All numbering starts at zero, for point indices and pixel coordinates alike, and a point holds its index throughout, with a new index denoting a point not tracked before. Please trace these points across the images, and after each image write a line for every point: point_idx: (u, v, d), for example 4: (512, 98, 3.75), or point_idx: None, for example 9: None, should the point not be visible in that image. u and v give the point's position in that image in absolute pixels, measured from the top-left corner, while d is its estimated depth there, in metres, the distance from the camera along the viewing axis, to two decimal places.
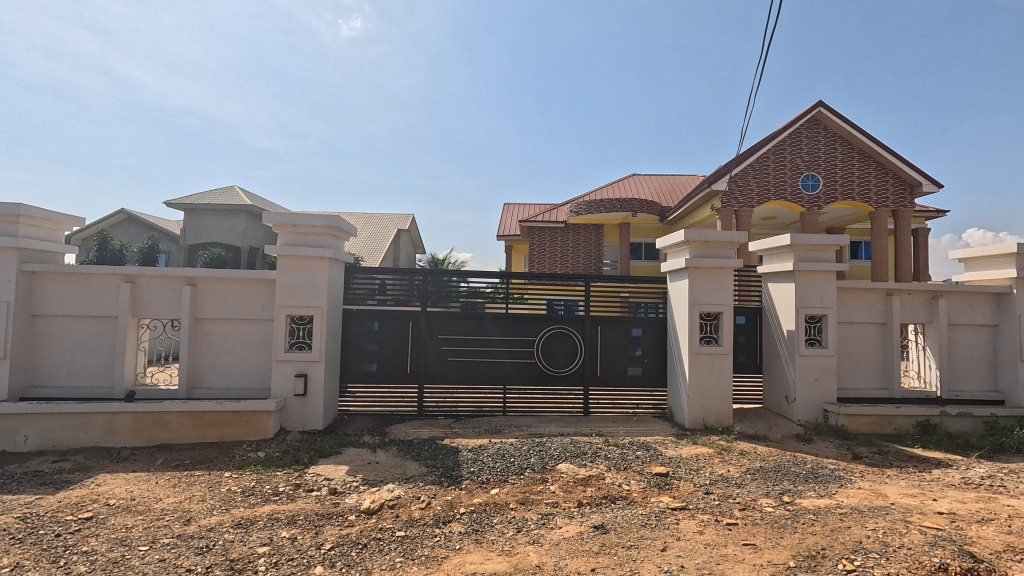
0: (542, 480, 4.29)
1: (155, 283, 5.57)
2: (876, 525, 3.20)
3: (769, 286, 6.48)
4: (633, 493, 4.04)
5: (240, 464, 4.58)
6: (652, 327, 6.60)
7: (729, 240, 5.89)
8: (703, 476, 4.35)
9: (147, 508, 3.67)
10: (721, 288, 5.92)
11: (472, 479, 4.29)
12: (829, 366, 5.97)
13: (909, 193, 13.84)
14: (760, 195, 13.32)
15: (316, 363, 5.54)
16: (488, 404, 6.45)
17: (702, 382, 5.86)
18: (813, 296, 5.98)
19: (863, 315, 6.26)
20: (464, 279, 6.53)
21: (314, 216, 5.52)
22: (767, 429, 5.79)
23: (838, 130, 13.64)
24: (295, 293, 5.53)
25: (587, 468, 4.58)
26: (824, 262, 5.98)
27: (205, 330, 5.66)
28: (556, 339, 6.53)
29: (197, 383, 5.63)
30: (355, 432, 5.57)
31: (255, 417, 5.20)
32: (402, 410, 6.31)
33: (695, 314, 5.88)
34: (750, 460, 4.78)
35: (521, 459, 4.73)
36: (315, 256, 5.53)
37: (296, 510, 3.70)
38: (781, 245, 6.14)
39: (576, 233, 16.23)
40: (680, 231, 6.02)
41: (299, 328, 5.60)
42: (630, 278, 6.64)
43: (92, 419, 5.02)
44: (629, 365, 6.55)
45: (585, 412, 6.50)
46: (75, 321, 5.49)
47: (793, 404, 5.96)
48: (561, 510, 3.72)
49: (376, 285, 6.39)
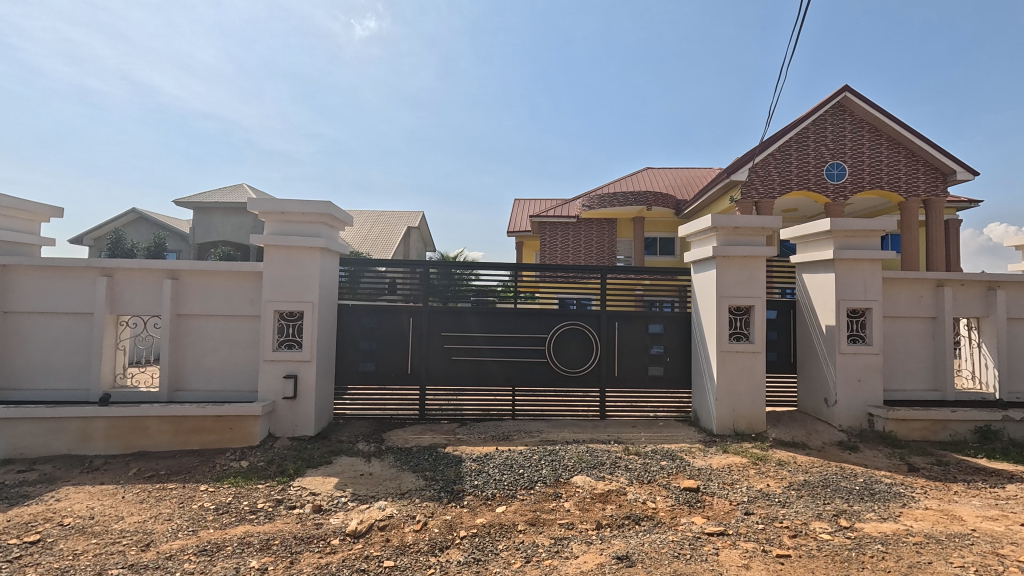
0: (555, 496, 3.78)
1: (135, 276, 5.14)
2: (963, 561, 2.62)
3: (804, 277, 5.89)
4: (660, 513, 3.51)
5: (219, 476, 4.12)
6: (675, 322, 6.03)
7: (762, 226, 5.32)
8: (739, 493, 3.79)
9: (103, 530, 3.24)
10: (753, 279, 5.34)
11: (476, 495, 3.78)
12: (873, 366, 5.37)
13: (941, 181, 13.06)
14: (782, 186, 12.65)
15: (307, 363, 5.07)
16: (495, 406, 5.94)
17: (732, 383, 5.28)
18: (855, 289, 5.38)
19: (911, 309, 5.64)
20: (469, 272, 6.02)
21: (304, 202, 5.04)
22: (806, 435, 5.20)
23: (865, 116, 12.92)
24: (283, 287, 5.06)
25: (606, 482, 4.04)
26: (867, 250, 5.38)
27: (188, 328, 5.22)
28: (568, 337, 6.00)
29: (181, 384, 5.20)
30: (349, 438, 5.08)
31: (240, 423, 4.74)
32: (403, 413, 5.83)
33: (723, 308, 5.30)
34: (792, 473, 4.20)
35: (531, 471, 4.21)
36: (305, 247, 5.05)
37: (272, 533, 3.22)
38: (819, 232, 5.54)
39: (588, 228, 15.63)
40: (706, 216, 5.45)
41: (289, 325, 5.15)
42: (649, 270, 6.09)
43: (65, 425, 4.60)
44: (650, 364, 5.99)
45: (602, 416, 5.96)
46: (51, 319, 5.08)
47: (834, 407, 5.37)
48: (577, 535, 3.20)
49: (376, 280, 5.93)
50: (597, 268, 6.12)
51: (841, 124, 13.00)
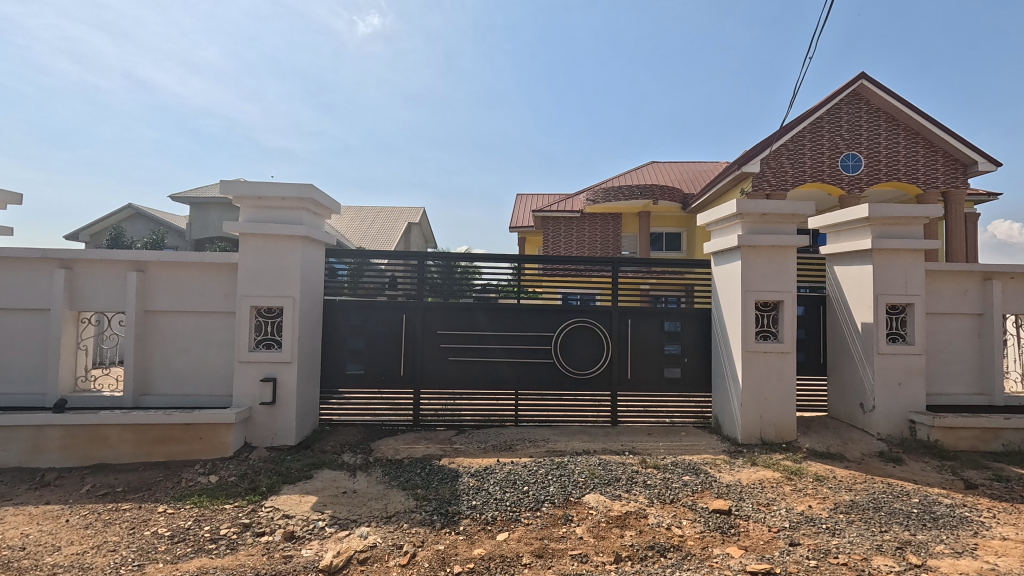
0: (564, 520, 3.26)
1: (96, 269, 4.63)
2: None
3: (836, 270, 5.36)
4: (688, 541, 3.00)
5: (182, 495, 3.62)
6: (692, 320, 5.52)
7: (792, 213, 4.79)
8: (778, 517, 3.27)
9: (31, 566, 2.73)
10: (782, 272, 4.81)
11: (473, 519, 3.27)
12: (916, 368, 4.85)
13: (962, 172, 12.47)
14: (795, 177, 12.10)
15: (286, 365, 4.57)
16: (497, 411, 5.44)
17: (759, 387, 4.76)
18: (895, 282, 4.86)
19: (956, 305, 5.11)
20: (471, 266, 5.52)
21: (281, 186, 4.52)
22: (841, 444, 4.68)
23: (882, 105, 12.36)
24: (260, 280, 4.56)
25: (622, 502, 3.52)
26: (909, 239, 4.85)
27: (157, 326, 4.73)
28: (576, 336, 5.49)
29: (148, 388, 4.70)
30: (334, 448, 4.58)
31: (211, 431, 4.24)
32: (396, 420, 5.32)
33: (749, 303, 4.78)
34: (836, 492, 3.68)
35: (537, 489, 3.69)
36: (285, 236, 4.54)
37: (231, 569, 2.72)
38: (854, 220, 5.01)
39: (593, 222, 15.06)
40: (729, 202, 4.92)
41: (267, 322, 4.66)
42: (664, 262, 5.56)
43: (13, 434, 4.09)
44: (665, 365, 5.47)
45: (614, 423, 5.44)
46: (3, 316, 4.57)
47: (872, 413, 4.85)
48: (592, 572, 2.69)
49: (373, 277, 5.40)
50: (607, 262, 5.60)
51: (857, 113, 12.43)
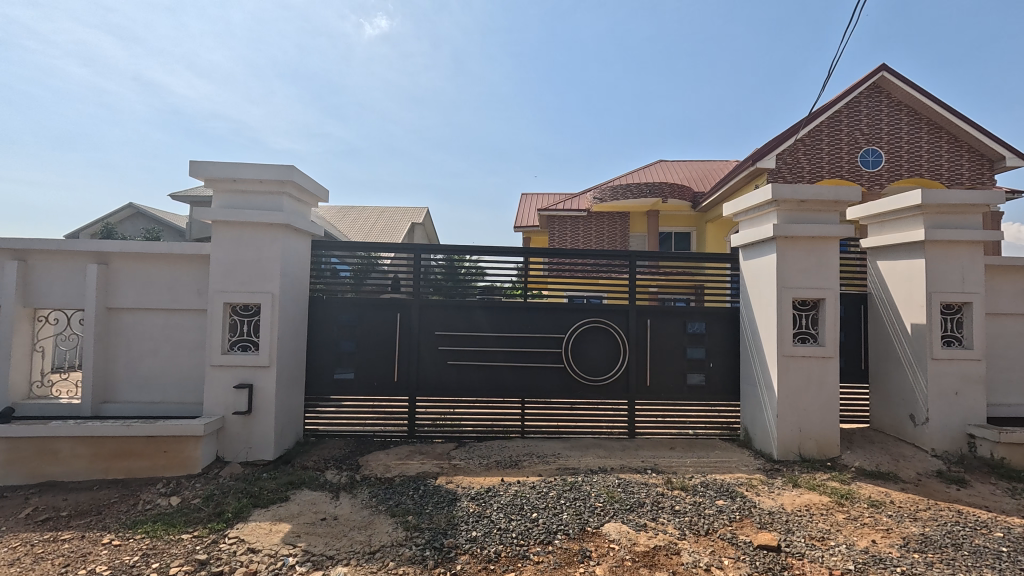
0: (581, 558, 2.72)
1: (54, 261, 4.15)
2: None
3: (880, 266, 4.81)
4: None
5: (135, 522, 3.10)
6: (718, 321, 4.97)
7: (835, 199, 4.24)
8: (839, 556, 2.71)
9: None
10: (823, 266, 4.26)
11: (473, 555, 2.73)
12: (975, 375, 4.28)
13: (988, 169, 11.86)
14: (813, 173, 11.51)
15: (264, 370, 4.06)
16: (501, 421, 4.91)
17: (798, 396, 4.21)
18: (951, 279, 4.30)
19: (1016, 304, 4.55)
20: (478, 265, 4.97)
21: (258, 167, 4.01)
22: (892, 462, 4.13)
23: (903, 98, 11.79)
24: (235, 273, 4.05)
25: (648, 533, 2.98)
26: (967, 229, 4.29)
27: (121, 325, 4.24)
28: (589, 339, 4.95)
29: (111, 395, 4.21)
30: (318, 464, 4.06)
31: (178, 444, 3.73)
32: (389, 430, 4.80)
33: (786, 301, 4.24)
34: (899, 522, 3.12)
35: (548, 517, 3.16)
36: (262, 224, 4.04)
37: None
38: (903, 208, 4.46)
39: (601, 221, 14.48)
40: (763, 188, 4.37)
41: (243, 322, 4.15)
42: (686, 258, 5.02)
43: None
44: (688, 371, 4.93)
45: (631, 434, 4.90)
46: None
47: (924, 427, 4.29)
48: None
49: (369, 276, 4.91)
50: (622, 257, 5.06)
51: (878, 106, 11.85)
